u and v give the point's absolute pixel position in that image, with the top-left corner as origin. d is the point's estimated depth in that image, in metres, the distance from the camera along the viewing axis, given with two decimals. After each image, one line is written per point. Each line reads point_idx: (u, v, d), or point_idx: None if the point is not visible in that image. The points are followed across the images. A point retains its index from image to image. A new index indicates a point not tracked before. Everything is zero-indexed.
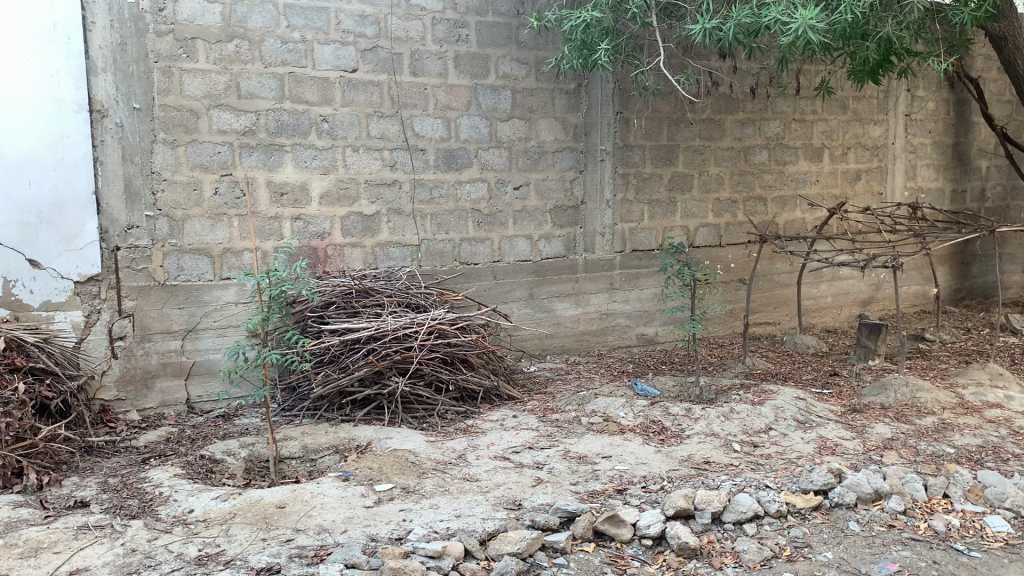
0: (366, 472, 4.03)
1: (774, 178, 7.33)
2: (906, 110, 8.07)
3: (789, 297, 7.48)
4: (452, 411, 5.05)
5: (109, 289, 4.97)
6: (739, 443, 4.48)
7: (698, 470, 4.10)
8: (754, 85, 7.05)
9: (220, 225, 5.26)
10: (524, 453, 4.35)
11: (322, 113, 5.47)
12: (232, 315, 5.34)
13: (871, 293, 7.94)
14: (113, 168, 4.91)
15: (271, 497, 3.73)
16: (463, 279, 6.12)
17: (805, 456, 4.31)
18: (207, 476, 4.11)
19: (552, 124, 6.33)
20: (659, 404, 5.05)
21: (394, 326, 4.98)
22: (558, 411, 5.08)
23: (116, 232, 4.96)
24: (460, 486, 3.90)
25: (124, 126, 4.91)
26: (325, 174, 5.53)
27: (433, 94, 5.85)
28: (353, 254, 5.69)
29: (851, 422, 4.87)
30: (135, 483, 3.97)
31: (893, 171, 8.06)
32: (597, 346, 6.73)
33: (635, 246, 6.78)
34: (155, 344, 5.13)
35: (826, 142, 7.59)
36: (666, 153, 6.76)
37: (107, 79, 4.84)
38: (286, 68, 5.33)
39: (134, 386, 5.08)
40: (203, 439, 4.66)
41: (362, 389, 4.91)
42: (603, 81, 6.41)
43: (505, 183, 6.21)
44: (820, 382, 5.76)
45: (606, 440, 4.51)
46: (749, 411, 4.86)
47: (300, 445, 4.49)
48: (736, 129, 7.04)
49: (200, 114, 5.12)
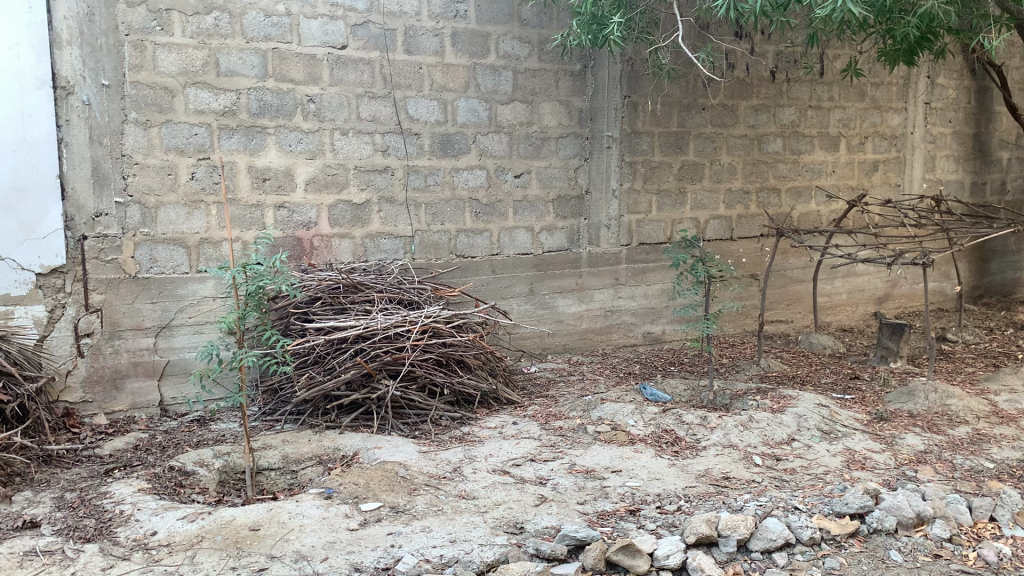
0: (350, 488, 3.62)
1: (788, 168, 6.93)
2: (926, 98, 7.66)
3: (803, 294, 7.10)
4: (446, 417, 4.65)
5: (75, 281, 4.57)
6: (760, 456, 4.11)
7: (717, 487, 3.73)
8: (770, 68, 6.66)
9: (197, 213, 4.85)
10: (525, 467, 3.97)
11: (308, 93, 5.06)
12: (209, 310, 4.94)
13: (887, 290, 7.57)
14: (79, 150, 4.50)
15: (245, 518, 3.34)
16: (459, 273, 5.72)
17: (832, 471, 3.94)
18: (175, 492, 3.70)
19: (555, 108, 5.92)
20: (670, 411, 4.67)
21: (384, 324, 4.60)
22: (561, 418, 4.70)
23: (83, 221, 4.56)
24: (454, 505, 3.51)
25: (92, 104, 4.50)
26: (311, 159, 5.12)
27: (428, 74, 5.44)
28: (342, 245, 5.29)
29: (878, 432, 4.50)
30: (94, 498, 3.57)
31: (912, 162, 7.67)
32: (601, 346, 6.34)
33: (642, 239, 6.38)
34: (125, 342, 4.72)
35: (843, 131, 7.19)
36: (677, 141, 6.36)
37: (73, 53, 4.43)
38: (270, 44, 4.91)
39: (102, 387, 4.68)
40: (175, 447, 4.26)
41: (349, 393, 4.52)
42: (610, 62, 6.01)
43: (505, 170, 5.81)
44: (840, 387, 5.39)
45: (614, 452, 4.13)
46: (770, 420, 4.49)
47: (280, 455, 4.09)
48: (749, 115, 6.64)
49: (175, 93, 4.70)
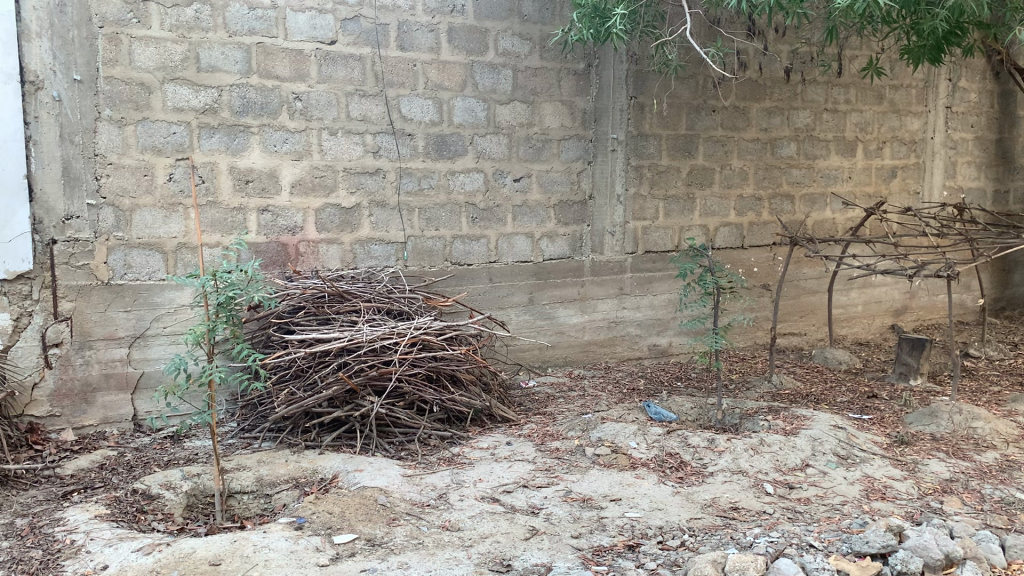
0: (324, 518, 3.32)
1: (802, 173, 6.62)
2: (947, 102, 7.33)
3: (817, 305, 6.77)
4: (434, 436, 4.35)
5: (44, 289, 4.29)
6: (772, 484, 3.80)
7: (725, 519, 3.43)
8: (784, 69, 6.35)
9: (175, 217, 4.57)
10: (517, 494, 3.66)
11: (295, 90, 4.79)
12: (186, 320, 4.65)
13: (904, 302, 7.24)
14: (48, 149, 4.23)
15: (206, 549, 3.03)
16: (454, 282, 5.43)
17: (850, 502, 3.63)
18: (136, 519, 3.41)
19: (557, 109, 5.63)
20: (676, 432, 4.34)
21: (370, 336, 4.30)
22: (558, 438, 4.39)
23: (52, 223, 4.28)
24: (437, 538, 3.21)
25: (63, 100, 4.23)
26: (298, 160, 4.84)
27: (423, 71, 5.15)
28: (330, 251, 5.01)
29: (899, 458, 4.19)
30: (46, 526, 3.28)
31: (932, 169, 7.34)
32: (605, 358, 6.04)
33: (649, 246, 6.08)
34: (97, 353, 4.44)
35: (860, 135, 6.87)
36: (685, 144, 6.05)
37: (43, 46, 4.16)
38: (254, 38, 4.64)
39: (71, 401, 4.40)
40: (143, 467, 3.98)
41: (331, 411, 4.23)
42: (615, 60, 5.72)
43: (503, 173, 5.51)
44: (856, 406, 5.07)
45: (614, 478, 3.82)
46: (782, 444, 4.17)
47: (253, 478, 3.80)
48: (762, 118, 6.34)
49: (152, 89, 4.43)
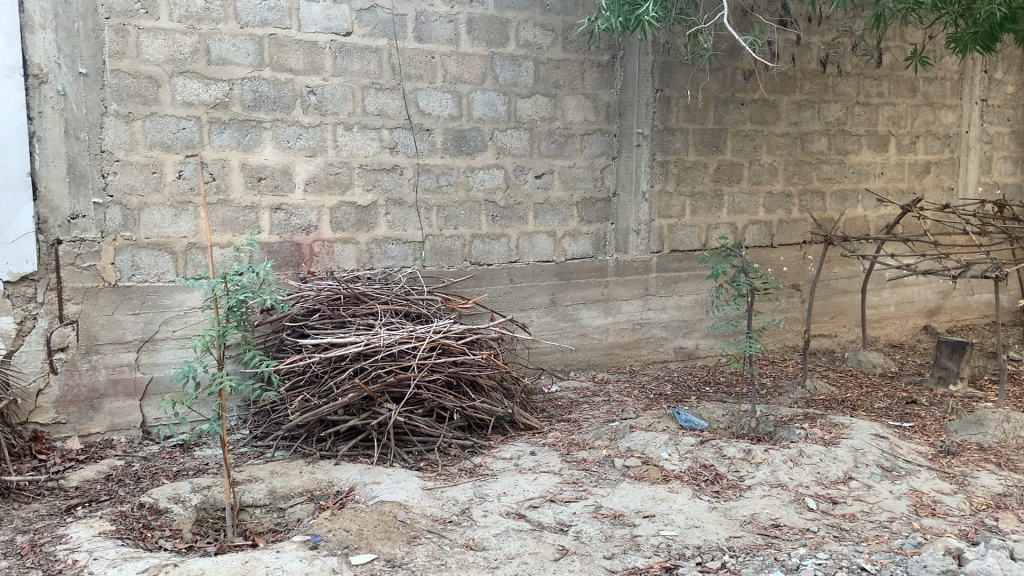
0: (341, 536, 3.13)
1: (834, 169, 6.37)
2: (983, 94, 7.06)
3: (848, 306, 6.53)
4: (455, 445, 4.16)
5: (48, 291, 4.12)
6: (814, 498, 3.59)
7: (767, 538, 3.21)
8: (815, 60, 6.11)
9: (184, 216, 4.38)
10: (543, 509, 3.46)
11: (309, 84, 4.59)
12: (197, 323, 4.47)
13: (938, 303, 6.99)
14: (53, 145, 4.05)
15: (215, 571, 2.84)
16: (474, 283, 5.23)
17: (898, 519, 3.40)
18: (143, 537, 3.23)
19: (581, 103, 5.41)
20: (710, 442, 4.13)
21: (387, 341, 4.10)
22: (585, 448, 4.19)
23: (57, 223, 4.11)
24: (460, 558, 3.01)
25: (68, 94, 4.05)
26: (312, 157, 4.65)
27: (442, 64, 4.95)
28: (345, 251, 4.81)
29: (947, 470, 3.96)
30: (47, 544, 3.11)
31: (967, 164, 7.07)
32: (629, 361, 5.82)
33: (675, 245, 5.86)
34: (104, 357, 4.27)
35: (892, 130, 6.62)
36: (713, 139, 5.83)
37: (47, 38, 3.99)
38: (266, 30, 4.45)
39: (77, 407, 4.23)
40: (151, 478, 3.81)
41: (347, 419, 4.04)
42: (641, 52, 5.50)
43: (524, 170, 5.30)
44: (896, 413, 4.84)
45: (647, 492, 3.61)
46: (822, 455, 3.95)
47: (266, 491, 3.62)
48: (792, 112, 6.10)
49: (161, 83, 4.25)
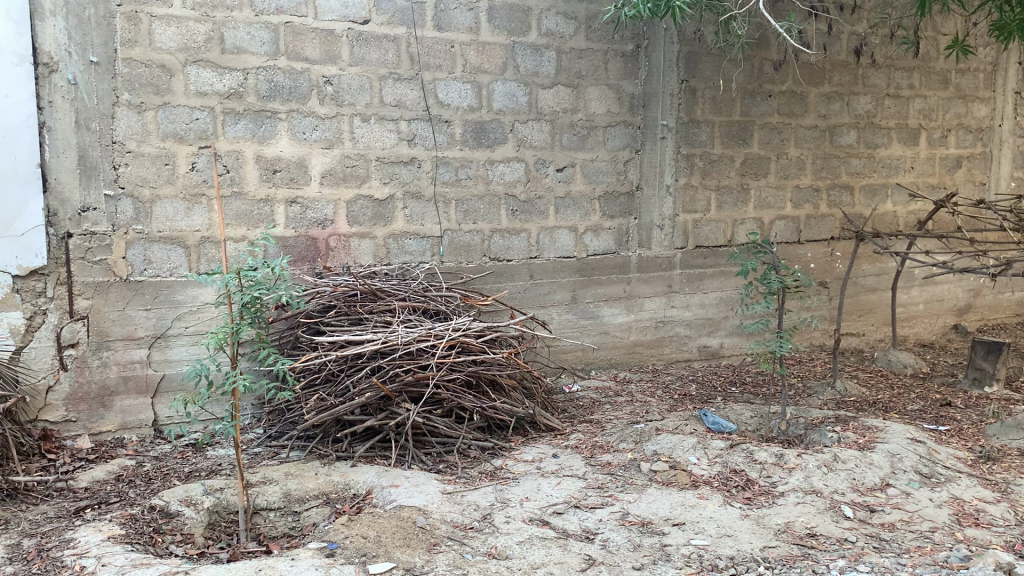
0: (357, 543, 3.00)
1: (863, 164, 6.19)
2: (1016, 87, 6.86)
3: (876, 304, 6.35)
4: (475, 446, 4.03)
5: (58, 285, 4.01)
6: (850, 506, 3.43)
7: (803, 548, 3.06)
8: (845, 51, 5.93)
9: (198, 209, 4.27)
10: (568, 516, 3.32)
11: (325, 73, 4.46)
12: (210, 319, 4.34)
13: (968, 301, 6.80)
14: (64, 136, 3.94)
15: None
16: (493, 278, 5.08)
17: (940, 529, 3.25)
18: (153, 542, 3.12)
19: (603, 94, 5.26)
20: (739, 446, 3.98)
21: (406, 339, 3.97)
22: (608, 451, 4.04)
23: (67, 216, 4.00)
24: (482, 567, 2.88)
25: (78, 83, 3.94)
26: (328, 149, 4.52)
27: (461, 53, 4.81)
28: (361, 247, 4.69)
29: (988, 477, 3.79)
30: (54, 549, 2.99)
31: (998, 159, 6.88)
32: (651, 360, 5.67)
33: (699, 241, 5.69)
34: (115, 354, 4.16)
35: (923, 123, 6.43)
36: (739, 131, 5.66)
37: (57, 26, 3.88)
38: (282, 18, 4.32)
39: (88, 405, 4.12)
40: (162, 480, 3.69)
41: (364, 419, 3.92)
42: (666, 42, 5.34)
43: (545, 163, 5.16)
44: (930, 416, 4.67)
45: (675, 499, 3.46)
46: (858, 460, 3.78)
47: (281, 493, 3.49)
48: (821, 104, 5.92)
49: (174, 72, 4.12)
